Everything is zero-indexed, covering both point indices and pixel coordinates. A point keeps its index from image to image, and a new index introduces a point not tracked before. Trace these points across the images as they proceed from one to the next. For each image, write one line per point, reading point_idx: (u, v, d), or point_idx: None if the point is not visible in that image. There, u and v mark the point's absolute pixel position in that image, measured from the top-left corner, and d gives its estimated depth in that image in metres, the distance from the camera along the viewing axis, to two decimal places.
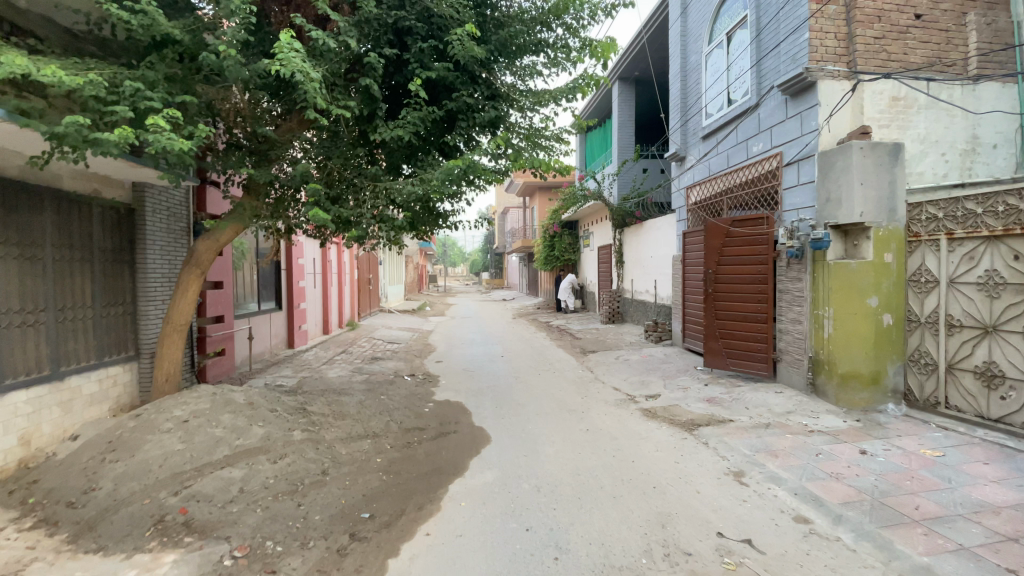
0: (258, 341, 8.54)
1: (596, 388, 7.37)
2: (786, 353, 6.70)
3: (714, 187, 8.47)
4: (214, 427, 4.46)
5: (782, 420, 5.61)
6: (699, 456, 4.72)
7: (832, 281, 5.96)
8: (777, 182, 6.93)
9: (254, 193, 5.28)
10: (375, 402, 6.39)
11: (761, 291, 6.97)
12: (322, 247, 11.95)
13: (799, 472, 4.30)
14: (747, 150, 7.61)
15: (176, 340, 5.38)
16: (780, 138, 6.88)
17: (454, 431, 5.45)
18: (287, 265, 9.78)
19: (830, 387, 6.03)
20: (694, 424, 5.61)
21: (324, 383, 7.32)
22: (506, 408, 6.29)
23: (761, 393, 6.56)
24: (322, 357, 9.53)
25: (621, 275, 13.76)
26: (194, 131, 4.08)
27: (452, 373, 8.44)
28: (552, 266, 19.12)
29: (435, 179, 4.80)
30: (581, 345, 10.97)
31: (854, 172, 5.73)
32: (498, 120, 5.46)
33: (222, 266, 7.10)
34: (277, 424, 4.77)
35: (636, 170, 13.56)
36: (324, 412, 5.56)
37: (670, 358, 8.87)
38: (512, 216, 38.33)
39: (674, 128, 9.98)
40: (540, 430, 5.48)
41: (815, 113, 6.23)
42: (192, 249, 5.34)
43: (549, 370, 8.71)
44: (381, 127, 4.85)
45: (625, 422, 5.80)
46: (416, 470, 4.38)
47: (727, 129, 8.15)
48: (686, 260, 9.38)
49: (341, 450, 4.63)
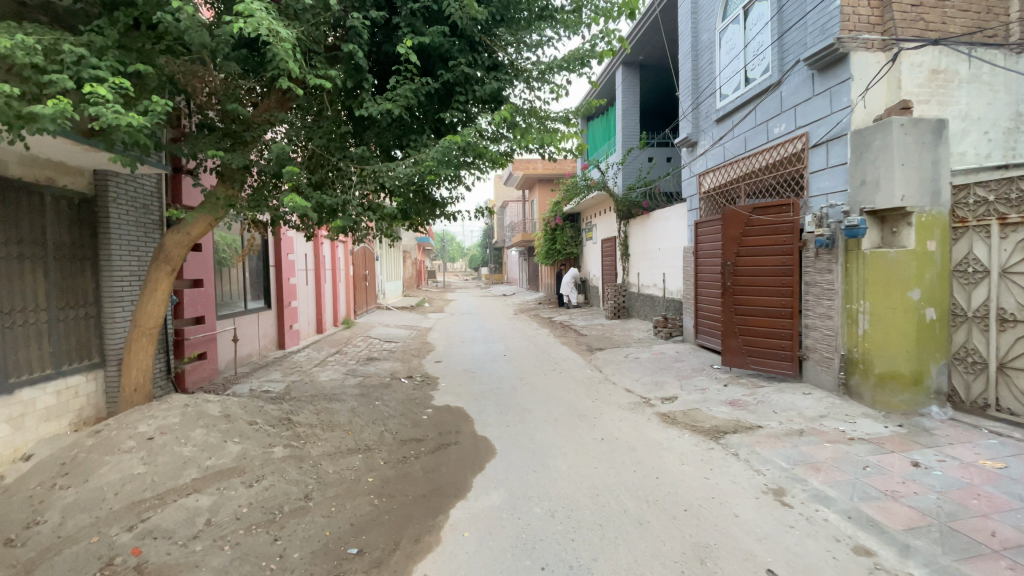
0: (245, 342, 8.00)
1: (607, 390, 6.85)
2: (814, 351, 6.18)
3: (730, 172, 7.93)
4: (183, 445, 3.93)
5: (817, 426, 5.09)
6: (730, 470, 4.20)
7: (869, 272, 5.42)
8: (803, 165, 6.39)
9: (228, 181, 4.72)
10: (368, 409, 5.85)
11: (786, 284, 6.44)
12: (314, 242, 11.38)
13: (848, 489, 3.79)
14: (767, 132, 7.07)
15: (145, 344, 4.86)
16: (806, 118, 6.34)
17: (455, 441, 4.93)
18: (276, 261, 9.22)
19: (865, 388, 5.51)
20: (720, 431, 5.09)
21: (314, 387, 6.79)
22: (512, 414, 5.76)
23: (788, 394, 6.04)
24: (314, 358, 8.99)
25: (627, 269, 13.22)
26: (150, 106, 3.54)
27: (452, 375, 7.90)
28: (554, 260, 18.57)
29: (430, 159, 4.26)
30: (587, 342, 10.44)
31: (894, 151, 5.18)
32: (498, 93, 4.93)
33: (202, 262, 6.55)
34: (256, 440, 4.25)
35: (642, 159, 13.00)
36: (311, 423, 5.03)
37: (683, 355, 8.34)
38: (512, 210, 37.75)
39: (685, 111, 9.44)
40: (550, 440, 4.96)
41: (847, 88, 5.69)
42: (160, 243, 4.79)
43: (554, 369, 8.19)
44: (367, 100, 4.32)
45: (642, 429, 5.28)
46: (413, 492, 3.85)
47: (744, 110, 7.60)
48: (699, 252, 8.86)
49: (327, 468, 4.10)
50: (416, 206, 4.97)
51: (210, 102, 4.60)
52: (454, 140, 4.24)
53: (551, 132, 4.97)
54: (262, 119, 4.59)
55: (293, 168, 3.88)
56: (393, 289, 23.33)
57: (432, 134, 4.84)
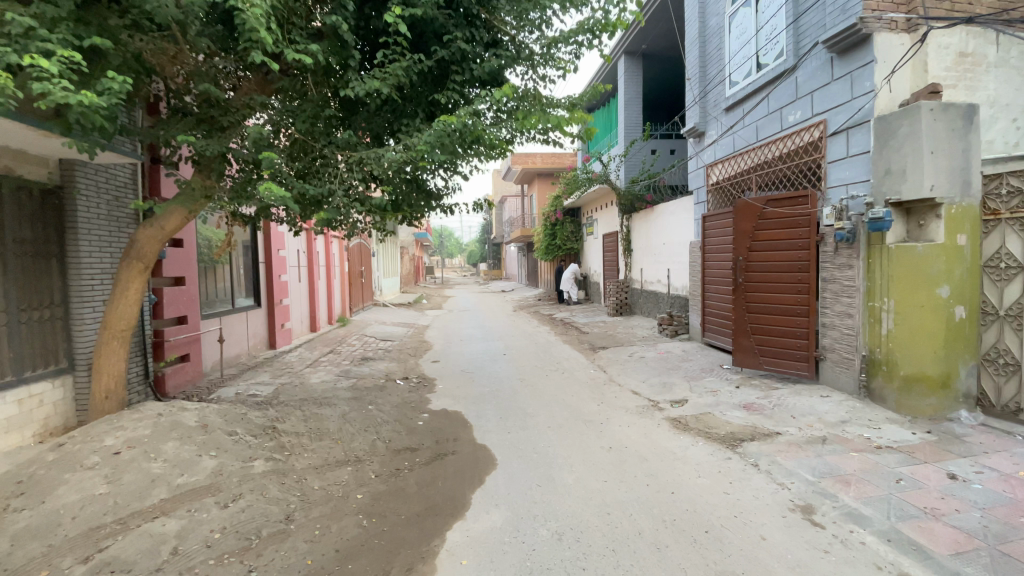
0: (232, 343, 7.64)
1: (612, 392, 6.51)
2: (831, 352, 5.85)
3: (740, 163, 7.59)
4: (152, 461, 3.60)
5: (840, 433, 4.75)
6: (751, 484, 3.87)
7: (893, 268, 5.07)
8: (820, 155, 6.04)
9: (204, 171, 4.35)
10: (361, 414, 5.50)
11: (802, 280, 6.10)
12: (307, 238, 11.01)
13: (884, 507, 3.46)
14: (780, 120, 6.72)
15: (116, 348, 4.51)
16: (824, 105, 5.99)
17: (453, 451, 4.58)
18: (266, 258, 8.85)
19: (889, 391, 5.17)
20: (736, 438, 4.76)
21: (303, 390, 6.44)
22: (512, 420, 5.41)
23: (805, 397, 5.71)
24: (307, 358, 8.63)
25: (629, 264, 12.87)
26: (108, 84, 3.19)
27: (450, 376, 7.54)
28: (554, 255, 18.21)
29: (423, 143, 3.92)
30: (589, 340, 10.11)
31: (923, 138, 4.81)
32: (497, 72, 4.58)
33: (184, 258, 6.19)
34: (234, 452, 3.90)
35: (645, 151, 12.62)
36: (298, 431, 4.68)
37: (691, 355, 8.00)
38: (511, 205, 37.39)
39: (692, 100, 9.06)
40: (554, 449, 4.62)
41: (870, 72, 5.33)
42: (132, 239, 4.43)
43: (557, 369, 7.86)
44: (353, 79, 3.96)
45: (652, 436, 4.94)
46: (406, 510, 3.50)
47: (756, 98, 7.24)
48: (707, 247, 8.52)
49: (313, 483, 3.75)
50: (409, 196, 4.62)
51: (184, 84, 4.24)
52: (449, 121, 3.91)
53: (555, 114, 4.62)
54: (241, 103, 4.22)
55: (271, 154, 3.50)
56: (390, 285, 22.99)
57: (425, 117, 4.49)
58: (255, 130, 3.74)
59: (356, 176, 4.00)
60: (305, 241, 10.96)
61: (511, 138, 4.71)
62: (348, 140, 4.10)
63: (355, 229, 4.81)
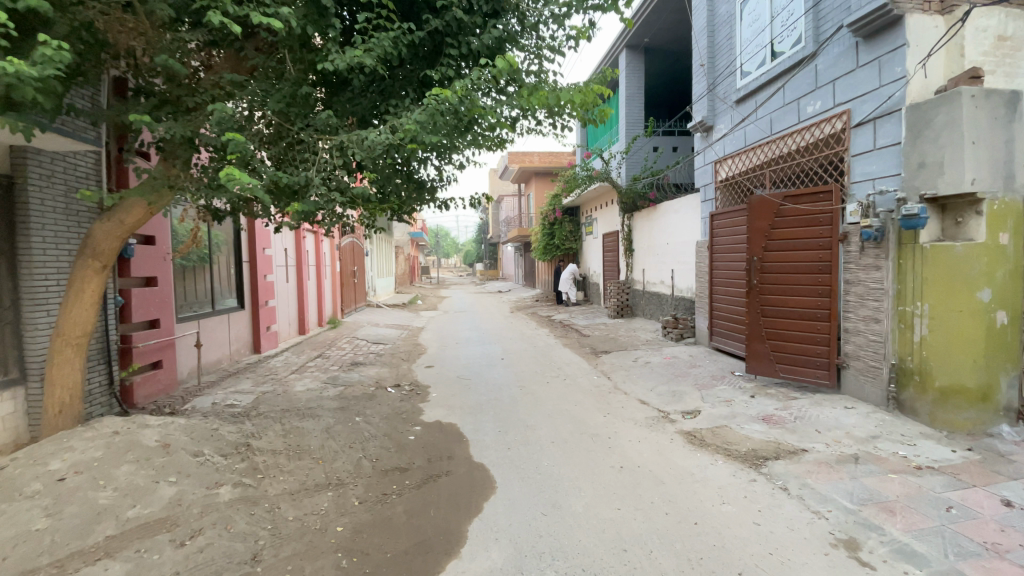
0: (212, 347, 7.15)
1: (619, 401, 6.07)
2: (855, 359, 5.43)
3: (752, 157, 7.19)
4: (101, 489, 3.12)
5: (872, 451, 4.33)
6: (783, 512, 3.43)
7: (927, 270, 4.67)
8: (842, 147, 5.63)
9: (168, 160, 3.88)
10: (347, 428, 5.03)
11: (823, 282, 5.68)
12: (297, 236, 10.53)
13: (939, 543, 3.03)
14: (797, 111, 6.32)
15: (70, 357, 4.01)
16: (847, 94, 5.59)
17: (446, 471, 4.12)
18: (250, 257, 8.36)
19: (922, 404, 4.76)
20: (759, 456, 4.32)
21: (286, 400, 5.96)
22: (512, 434, 4.96)
23: (828, 408, 5.28)
24: (293, 363, 8.15)
25: (630, 265, 12.44)
26: (45, 53, 2.69)
27: (444, 383, 7.07)
28: (552, 255, 17.76)
29: (412, 123, 3.51)
30: (590, 344, 9.66)
31: (964, 127, 4.42)
32: (495, 47, 4.17)
33: (157, 257, 5.72)
34: (199, 477, 3.43)
35: (647, 148, 12.21)
36: (274, 449, 4.21)
37: (699, 360, 7.58)
38: (508, 205, 36.94)
39: (699, 94, 8.65)
40: (559, 468, 4.18)
41: (901, 56, 4.93)
42: (88, 234, 3.96)
43: (558, 375, 7.40)
44: (333, 51, 3.55)
45: (666, 452, 4.50)
46: (392, 547, 3.04)
47: (770, 88, 6.84)
48: (714, 247, 8.11)
49: (286, 513, 3.29)
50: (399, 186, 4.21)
51: (145, 60, 3.77)
52: (442, 98, 3.49)
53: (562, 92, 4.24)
54: (208, 83, 3.77)
55: (238, 136, 3.04)
56: (384, 284, 22.66)
57: (415, 97, 4.08)
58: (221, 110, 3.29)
59: (339, 163, 3.57)
60: (293, 239, 10.47)
61: (510, 121, 4.30)
62: (328, 121, 3.67)
63: (339, 224, 4.39)
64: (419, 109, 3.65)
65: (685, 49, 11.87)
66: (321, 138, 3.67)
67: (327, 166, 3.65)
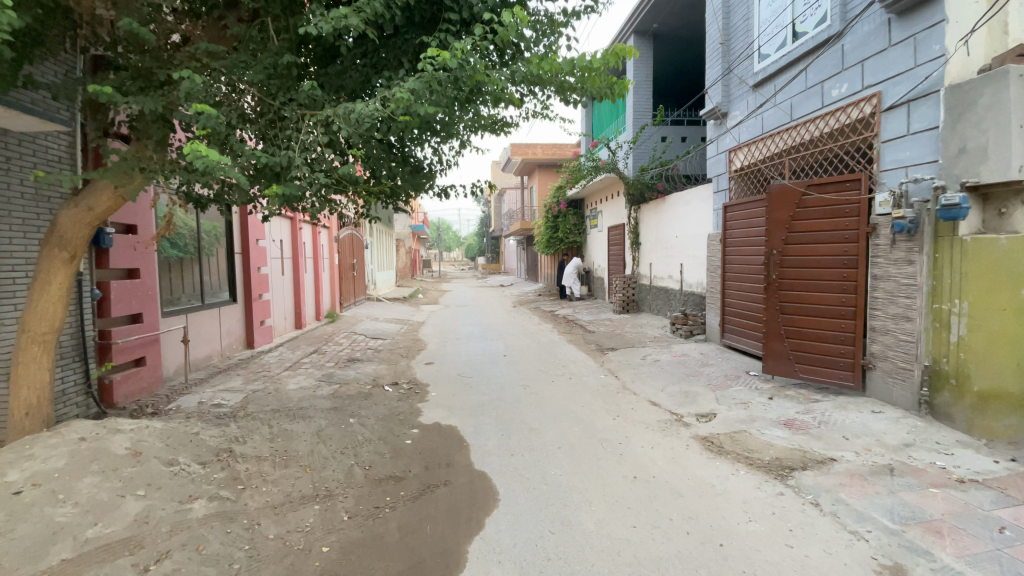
0: (201, 343, 6.83)
1: (628, 402, 5.73)
2: (882, 360, 5.08)
3: (768, 144, 6.82)
4: (59, 505, 2.80)
5: (907, 461, 3.99)
6: (817, 532, 3.10)
7: (967, 265, 4.31)
8: (871, 133, 5.26)
9: (142, 140, 3.53)
10: (339, 431, 4.70)
11: (848, 277, 5.34)
12: (293, 227, 10.20)
13: (999, 572, 2.69)
14: (820, 96, 5.96)
15: (38, 355, 3.66)
16: (877, 75, 5.22)
17: (445, 481, 3.80)
18: (243, 248, 8.02)
19: (958, 409, 4.42)
20: (784, 465, 3.99)
21: (277, 399, 5.65)
22: (516, 439, 4.63)
23: (853, 412, 4.94)
24: (286, 359, 7.82)
25: (637, 259, 12.08)
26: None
27: (444, 381, 6.74)
28: (555, 249, 17.38)
29: (406, 92, 3.20)
30: (596, 340, 9.33)
31: (1012, 108, 4.02)
32: (496, 11, 3.83)
33: (139, 247, 5.38)
34: (170, 490, 3.11)
35: (655, 137, 11.81)
36: (258, 456, 3.89)
37: (711, 359, 7.24)
38: (510, 198, 36.53)
39: (712, 80, 8.27)
40: (567, 478, 3.85)
41: (940, 33, 4.55)
42: (54, 220, 3.62)
43: (563, 374, 7.07)
44: (317, 14, 3.21)
45: (682, 460, 4.17)
46: (383, 571, 2.72)
47: (790, 70, 6.46)
48: (728, 240, 7.76)
49: (267, 531, 2.96)
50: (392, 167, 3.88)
51: (111, 28, 3.42)
52: (439, 62, 3.18)
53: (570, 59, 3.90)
54: (184, 55, 3.42)
55: (208, 107, 2.70)
56: (386, 277, 22.43)
57: (410, 67, 3.75)
58: (191, 80, 2.95)
59: (325, 139, 3.23)
60: (289, 230, 10.13)
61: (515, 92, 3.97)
62: (313, 93, 3.34)
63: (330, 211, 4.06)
64: (413, 77, 3.33)
65: (696, 35, 11.43)
66: (306, 113, 3.34)
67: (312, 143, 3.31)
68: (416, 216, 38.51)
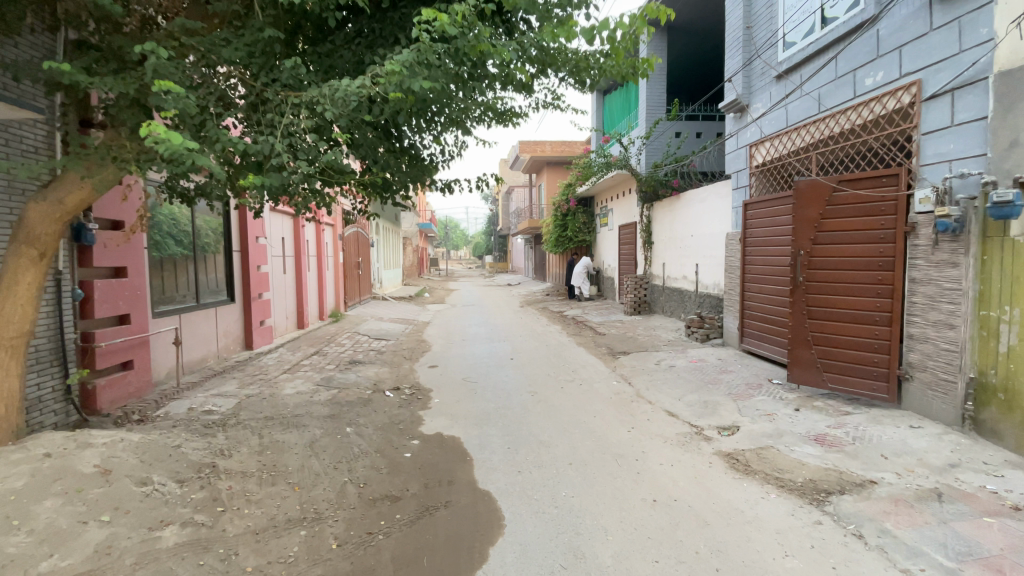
0: (196, 344, 6.56)
1: (644, 413, 5.37)
2: (921, 371, 4.68)
3: (793, 137, 6.44)
4: (11, 533, 2.49)
5: (956, 485, 3.60)
6: (866, 572, 2.73)
7: (1019, 268, 3.89)
8: (909, 124, 4.87)
9: (118, 127, 3.24)
10: (334, 442, 4.39)
11: (883, 281, 4.95)
12: (296, 224, 9.92)
13: None
14: (852, 85, 5.55)
15: (5, 361, 3.32)
16: (917, 62, 4.81)
17: (447, 502, 3.47)
18: (242, 246, 7.74)
19: (1007, 427, 4.01)
20: (819, 488, 3.62)
21: (271, 406, 5.35)
22: (524, 453, 4.30)
23: (890, 428, 4.55)
24: (286, 361, 7.54)
25: (649, 258, 11.69)
26: None
27: (449, 386, 6.41)
28: (565, 248, 17.01)
29: (399, 64, 2.90)
30: (607, 343, 8.96)
31: None
32: None
33: (128, 245, 5.11)
34: (139, 515, 2.82)
35: (669, 133, 11.43)
36: (244, 472, 3.58)
37: (730, 365, 6.86)
38: (518, 196, 36.18)
39: (732, 71, 7.87)
40: (579, 499, 3.51)
41: (988, 15, 4.14)
42: (19, 216, 3.34)
43: (573, 379, 6.72)
44: None
45: (705, 481, 3.81)
46: None
47: (819, 59, 6.06)
48: (748, 240, 7.38)
49: (245, 562, 2.65)
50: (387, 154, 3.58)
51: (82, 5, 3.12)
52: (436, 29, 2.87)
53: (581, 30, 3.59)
54: (161, 34, 3.13)
55: (171, 86, 2.40)
56: (393, 276, 22.23)
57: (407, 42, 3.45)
58: (158, 56, 2.64)
59: (309, 121, 2.93)
60: (291, 228, 9.85)
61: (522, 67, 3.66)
62: (296, 72, 3.04)
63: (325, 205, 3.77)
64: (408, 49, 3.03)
65: (713, 27, 10.98)
66: (289, 93, 3.04)
67: (295, 126, 3.02)
68: (424, 214, 38.19)
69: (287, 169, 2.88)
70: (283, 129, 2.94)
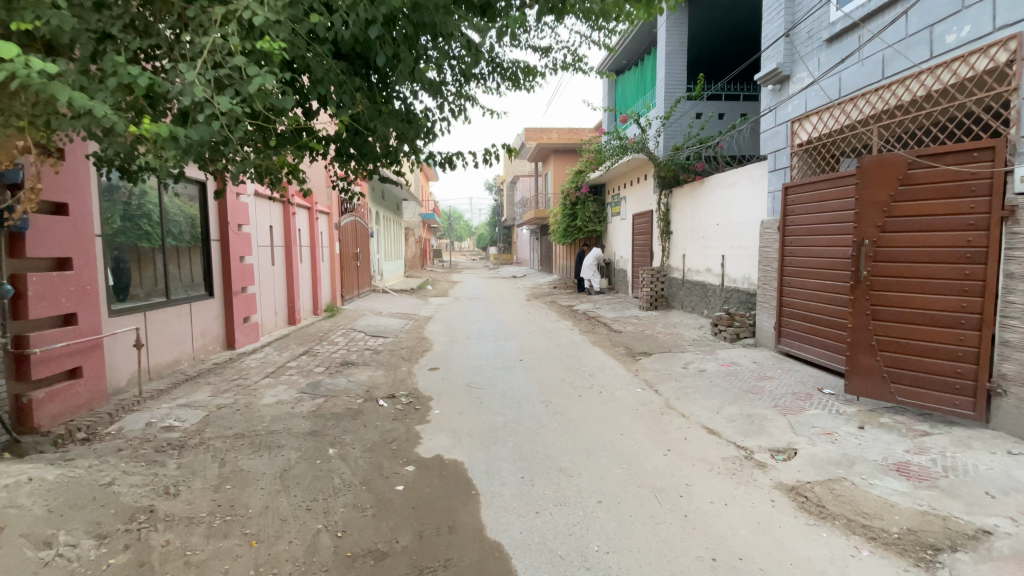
0: (166, 345, 5.79)
1: (679, 430, 4.58)
2: (1020, 385, 3.88)
3: (849, 108, 5.61)
4: None
5: None
6: None
7: None
8: (1005, 86, 4.04)
9: None
10: (312, 470, 3.63)
11: (972, 277, 4.14)
12: (285, 212, 9.13)
13: None
14: (928, 44, 4.72)
15: None
16: (1016, 12, 3.97)
17: (448, 560, 2.70)
18: (222, 235, 6.95)
19: None
20: (920, 544, 2.84)
21: (244, 420, 4.59)
22: (542, 485, 3.52)
23: (985, 455, 3.76)
24: (270, 363, 6.77)
25: (667, 249, 10.86)
26: None
27: (451, 394, 5.63)
28: (574, 238, 16.15)
29: None
30: (625, 342, 8.17)
31: None
32: None
33: (74, 231, 4.34)
34: None
35: (690, 114, 10.61)
36: (191, 520, 2.83)
37: (770, 372, 6.05)
38: (522, 186, 35.23)
39: (771, 37, 6.99)
40: (617, 556, 2.74)
41: None
42: None
43: (591, 385, 5.94)
44: None
45: (769, 527, 3.04)
46: None
47: (884, 16, 5.21)
48: (790, 228, 6.55)
49: None
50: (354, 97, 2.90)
51: None
52: None
53: None
54: None
55: None
56: (393, 268, 21.11)
57: None
58: None
59: (235, 40, 2.30)
60: (281, 215, 9.04)
61: None
62: None
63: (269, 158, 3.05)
64: None
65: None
66: (215, 6, 2.39)
67: (223, 52, 2.38)
68: (427, 205, 37.29)
69: (206, 108, 2.25)
70: (204, 56, 2.31)
